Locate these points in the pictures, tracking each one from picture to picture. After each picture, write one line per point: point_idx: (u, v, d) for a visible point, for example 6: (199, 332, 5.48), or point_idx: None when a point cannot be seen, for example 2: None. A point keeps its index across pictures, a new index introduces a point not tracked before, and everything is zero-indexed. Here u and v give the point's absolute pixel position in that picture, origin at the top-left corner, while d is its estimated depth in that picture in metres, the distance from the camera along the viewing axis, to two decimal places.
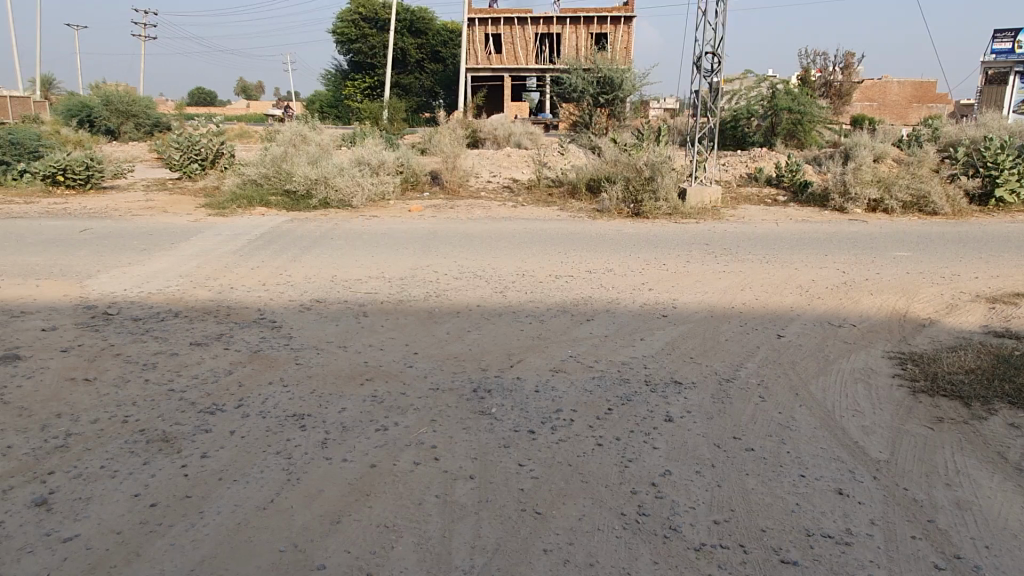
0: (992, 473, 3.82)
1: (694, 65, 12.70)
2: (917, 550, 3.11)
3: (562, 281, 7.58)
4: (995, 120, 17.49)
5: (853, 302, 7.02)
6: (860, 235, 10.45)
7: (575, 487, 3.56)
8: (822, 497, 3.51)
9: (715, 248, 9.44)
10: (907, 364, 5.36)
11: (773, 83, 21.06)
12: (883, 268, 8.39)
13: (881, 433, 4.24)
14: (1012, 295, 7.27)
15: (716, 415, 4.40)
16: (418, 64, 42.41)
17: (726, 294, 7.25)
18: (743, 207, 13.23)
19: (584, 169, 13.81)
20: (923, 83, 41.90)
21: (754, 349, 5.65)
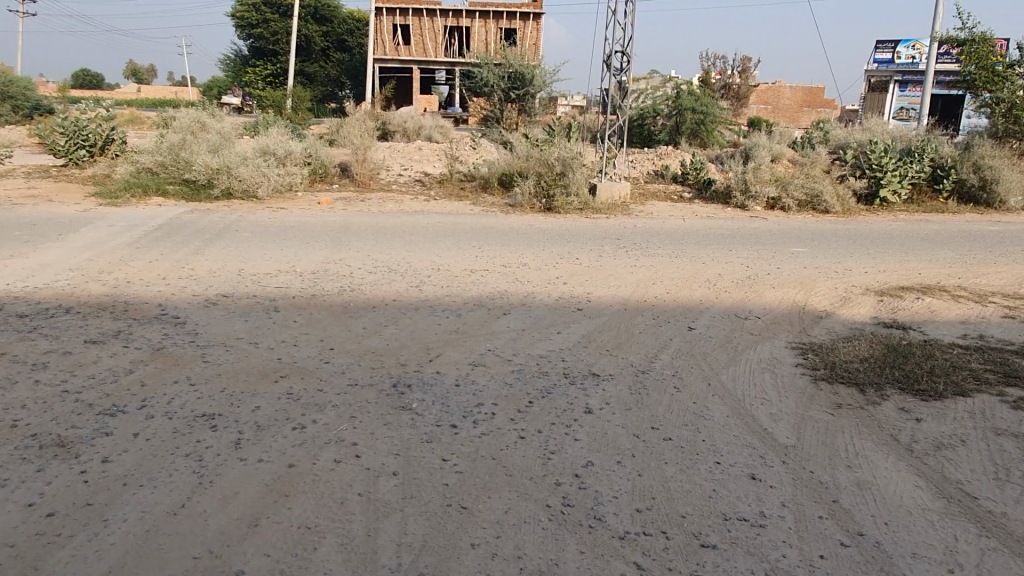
0: (888, 454, 4.07)
1: (604, 63, 12.95)
2: (825, 529, 3.28)
3: (478, 275, 7.56)
4: (878, 125, 18.71)
5: (756, 296, 7.35)
6: (760, 232, 10.95)
7: (500, 480, 3.55)
8: (736, 482, 3.64)
9: (626, 243, 9.66)
10: (808, 354, 5.65)
11: (678, 83, 21.76)
12: (782, 263, 8.81)
13: (787, 420, 4.46)
14: (897, 289, 7.79)
15: (634, 406, 4.50)
16: (323, 52, 41.39)
17: (638, 288, 7.41)
18: (650, 203, 13.61)
19: (497, 164, 13.86)
20: (813, 88, 44.21)
21: (667, 341, 5.81)
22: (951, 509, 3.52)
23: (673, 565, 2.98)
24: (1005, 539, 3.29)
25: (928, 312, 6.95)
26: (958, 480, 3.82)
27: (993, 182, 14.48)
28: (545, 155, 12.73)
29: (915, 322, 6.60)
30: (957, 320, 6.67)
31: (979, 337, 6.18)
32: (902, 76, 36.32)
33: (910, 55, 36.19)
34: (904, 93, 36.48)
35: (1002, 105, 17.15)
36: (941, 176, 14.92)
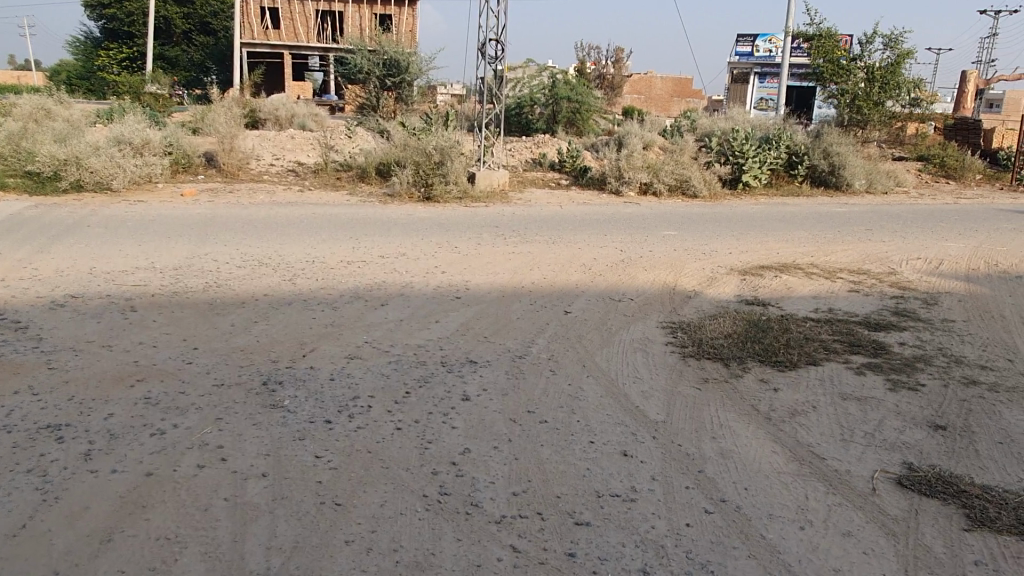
0: (748, 424, 4.33)
1: (479, 51, 12.95)
2: (691, 498, 3.44)
3: (355, 266, 7.39)
4: (740, 114, 19.77)
5: (630, 278, 7.61)
6: (634, 217, 11.33)
7: (376, 473, 3.48)
8: (609, 460, 3.75)
9: (505, 230, 9.74)
10: (677, 332, 5.92)
11: (553, 73, 22.12)
12: (654, 246, 9.16)
13: (657, 396, 4.65)
14: (758, 268, 8.29)
15: (511, 390, 4.55)
16: (185, 35, 39.13)
17: (516, 275, 7.48)
18: (529, 190, 13.79)
19: (374, 153, 13.58)
20: (681, 79, 46.17)
21: (544, 326, 5.92)
22: (803, 471, 3.78)
23: (548, 544, 3.03)
24: (849, 494, 3.58)
25: (785, 288, 7.43)
26: (810, 443, 4.12)
27: (840, 168, 15.70)
28: (422, 144, 12.59)
29: (774, 298, 7.04)
30: (810, 295, 7.18)
31: (829, 310, 6.68)
32: (761, 68, 38.57)
33: (767, 48, 38.49)
34: (763, 85, 38.80)
35: (846, 96, 18.57)
36: (796, 162, 15.99)
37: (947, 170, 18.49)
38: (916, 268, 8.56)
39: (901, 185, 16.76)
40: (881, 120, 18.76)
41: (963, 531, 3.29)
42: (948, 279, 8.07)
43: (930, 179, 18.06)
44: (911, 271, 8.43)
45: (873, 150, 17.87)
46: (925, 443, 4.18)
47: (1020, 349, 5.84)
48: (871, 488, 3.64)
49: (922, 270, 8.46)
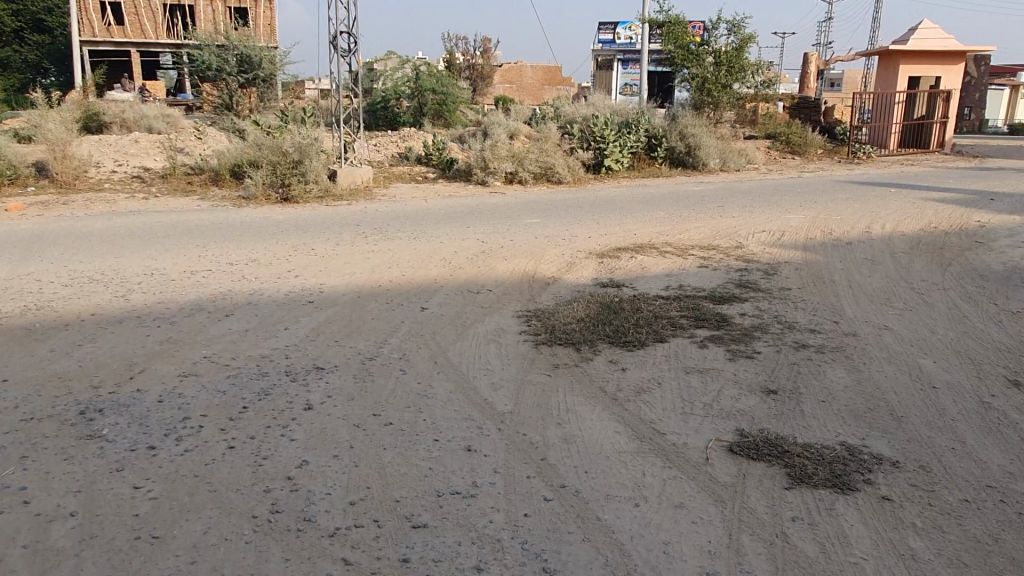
0: (594, 406, 4.41)
1: (330, 44, 12.58)
2: (531, 487, 3.46)
3: (200, 276, 7.00)
4: (600, 99, 20.27)
5: (489, 269, 7.61)
6: (499, 207, 11.37)
7: (201, 499, 3.27)
8: (453, 457, 3.72)
9: (367, 228, 9.53)
10: (532, 320, 5.96)
11: (416, 65, 21.88)
12: (516, 235, 9.23)
13: (507, 387, 4.65)
14: (615, 250, 8.51)
15: (357, 395, 4.42)
16: (16, 34, 36.05)
17: (374, 274, 7.31)
18: (394, 185, 13.59)
19: (227, 153, 12.94)
20: (550, 68, 46.88)
21: (398, 325, 5.80)
22: (643, 448, 3.88)
23: (382, 552, 2.95)
24: (684, 466, 3.71)
25: (639, 269, 7.65)
26: (652, 420, 4.24)
27: (695, 149, 16.42)
28: (277, 142, 12.10)
29: (628, 279, 7.23)
30: (662, 274, 7.43)
31: (678, 287, 6.94)
32: (623, 54, 39.76)
33: (628, 36, 39.66)
34: (627, 71, 40.06)
35: (698, 79, 19.49)
36: (655, 144, 16.58)
37: (792, 145, 19.75)
38: (760, 241, 9.05)
39: (752, 162, 17.75)
40: (730, 102, 19.78)
41: (785, 490, 3.48)
42: (787, 249, 8.59)
43: (778, 155, 19.23)
44: (755, 243, 8.91)
45: (726, 130, 18.81)
46: (756, 408, 4.40)
47: (846, 311, 6.28)
48: (704, 457, 3.79)
49: (765, 243, 8.96)
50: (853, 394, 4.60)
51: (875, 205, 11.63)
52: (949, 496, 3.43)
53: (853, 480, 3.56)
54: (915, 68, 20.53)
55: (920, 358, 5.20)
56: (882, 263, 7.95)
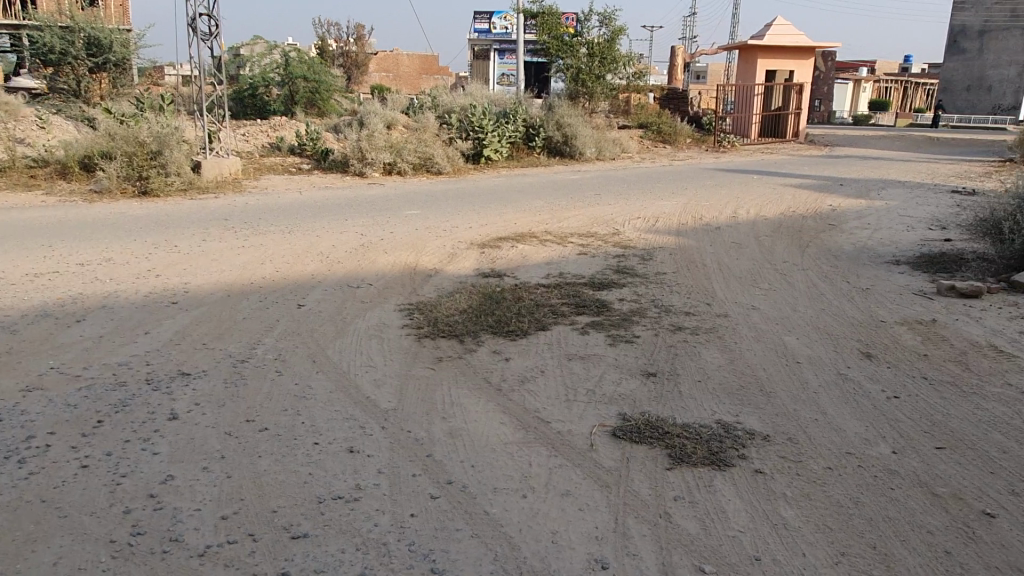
0: (479, 398, 4.36)
1: (190, 26, 11.80)
2: (417, 486, 3.37)
3: (45, 279, 6.37)
4: (478, 89, 20.23)
5: (368, 263, 7.39)
6: (378, 198, 11.11)
7: (49, 527, 2.95)
8: (334, 460, 3.56)
9: (236, 223, 9.03)
10: (414, 313, 5.84)
11: (286, 51, 20.96)
12: (396, 227, 9.03)
13: (389, 383, 4.52)
14: (496, 240, 8.50)
15: (228, 400, 4.15)
16: None
17: (245, 271, 6.93)
18: (265, 177, 12.99)
19: (76, 144, 11.89)
20: (426, 56, 46.35)
21: (273, 323, 5.52)
22: (529, 438, 3.87)
23: (259, 568, 2.77)
24: (569, 453, 3.73)
25: (520, 258, 7.68)
26: (536, 409, 4.24)
27: (572, 138, 16.72)
28: (133, 132, 11.25)
29: (509, 268, 7.24)
30: (543, 262, 7.49)
31: (560, 275, 7.00)
32: (499, 44, 39.81)
33: (503, 26, 39.78)
34: (503, 61, 40.20)
35: (572, 71, 19.91)
36: (533, 134, 16.74)
37: (663, 135, 20.48)
38: (636, 228, 9.32)
39: (626, 151, 18.29)
40: (604, 92, 20.33)
41: (667, 470, 3.57)
42: (661, 235, 8.89)
43: (650, 144, 19.90)
44: (631, 230, 9.16)
45: (600, 120, 19.28)
46: (637, 391, 4.50)
47: (717, 293, 6.57)
48: (589, 443, 3.83)
49: (640, 229, 9.23)
50: (726, 373, 4.80)
51: (739, 192, 12.26)
52: (815, 465, 3.63)
53: (729, 456, 3.70)
54: (771, 62, 21.84)
55: (784, 335, 5.51)
56: (747, 247, 8.39)
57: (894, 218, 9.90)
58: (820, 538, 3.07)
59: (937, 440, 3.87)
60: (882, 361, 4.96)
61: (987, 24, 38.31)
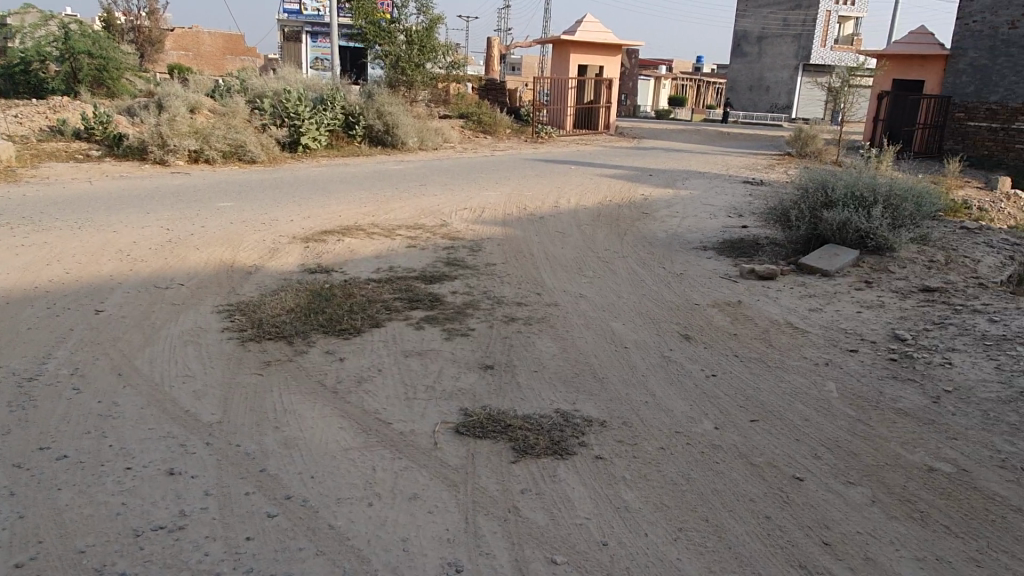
0: (314, 403, 4.12)
1: None
2: (251, 505, 3.11)
3: None
4: (291, 72, 19.23)
5: (179, 260, 6.77)
6: (184, 189, 10.22)
7: None
8: (152, 485, 3.20)
9: (11, 218, 7.89)
10: (235, 315, 5.41)
11: (65, 22, 18.64)
12: (207, 221, 8.34)
13: (211, 393, 4.15)
14: (321, 233, 8.13)
15: (15, 427, 3.59)
16: None
17: (27, 273, 6.08)
18: (46, 165, 11.50)
19: None
20: (230, 36, 43.40)
21: (66, 333, 4.87)
22: (370, 441, 3.72)
23: None
24: (414, 454, 3.62)
25: (347, 252, 7.39)
26: (376, 410, 4.08)
27: (394, 127, 16.40)
28: None
29: (336, 263, 6.94)
30: (372, 256, 7.26)
31: (390, 269, 6.82)
32: (311, 27, 38.02)
33: (315, 7, 38.06)
34: (316, 44, 38.56)
35: (390, 57, 19.58)
36: (352, 122, 16.22)
37: (484, 125, 20.65)
38: (463, 218, 9.32)
39: (448, 141, 18.26)
40: (424, 81, 20.17)
41: (512, 464, 3.58)
42: (488, 226, 8.95)
43: (471, 134, 20.02)
44: (459, 221, 9.15)
45: (421, 109, 19.09)
46: (477, 385, 4.49)
47: (546, 282, 6.73)
48: (433, 442, 3.74)
49: (468, 220, 9.25)
50: (561, 362, 4.92)
51: (559, 182, 12.68)
52: (648, 446, 3.82)
53: (570, 444, 3.79)
54: (583, 56, 22.81)
55: (611, 322, 5.75)
56: (571, 236, 8.68)
57: (698, 207, 10.72)
58: (659, 517, 3.22)
59: (751, 413, 4.22)
60: (699, 342, 5.33)
61: (764, 31, 42.68)
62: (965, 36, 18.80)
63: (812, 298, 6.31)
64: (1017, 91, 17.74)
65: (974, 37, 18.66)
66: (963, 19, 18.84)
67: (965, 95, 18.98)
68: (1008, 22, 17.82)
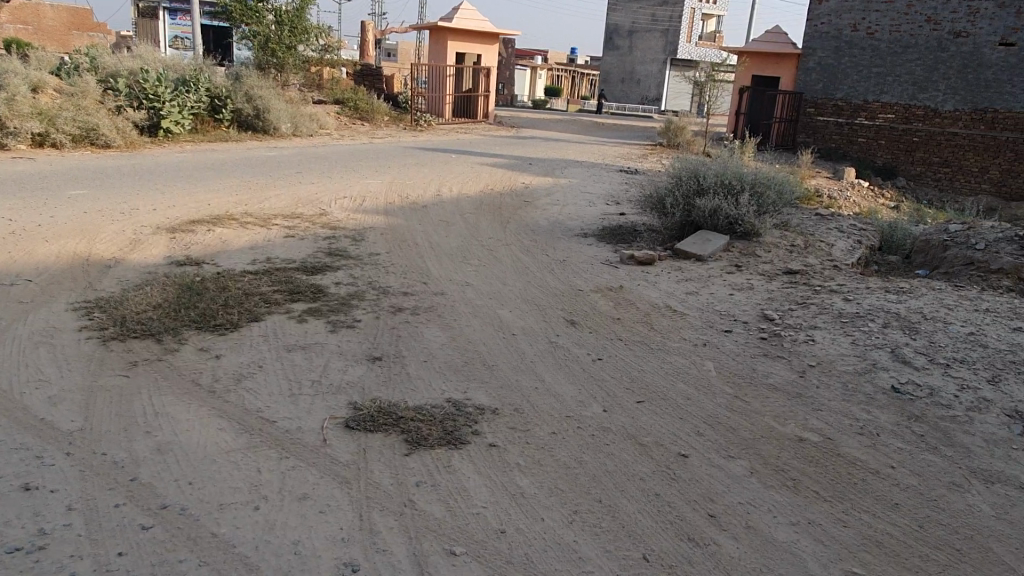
0: (189, 404, 3.87)
1: None
2: (123, 517, 2.87)
3: None
4: (148, 50, 17.93)
5: (24, 254, 6.15)
6: (26, 175, 9.30)
7: None
8: (4, 503, 2.88)
9: None
10: (94, 313, 4.98)
11: None
12: (57, 210, 7.63)
13: (70, 399, 3.80)
14: (188, 223, 7.64)
15: None
16: None
17: None
18: None
19: None
20: (76, 10, 39.71)
21: None
22: (254, 442, 3.53)
23: None
24: (301, 452, 3.47)
25: (219, 243, 6.98)
26: (258, 408, 3.88)
27: (265, 112, 15.65)
28: None
29: (208, 255, 6.54)
30: (246, 247, 6.90)
31: (267, 260, 6.50)
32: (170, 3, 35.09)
33: None
34: (174, 22, 35.74)
35: (259, 38, 18.67)
36: (219, 106, 15.35)
37: (360, 112, 20.07)
38: (342, 208, 9.04)
39: (324, 126, 17.66)
40: (295, 64, 19.39)
41: (405, 457, 3.50)
42: (370, 215, 8.74)
43: (348, 121, 19.44)
44: (338, 210, 8.86)
45: (293, 93, 18.35)
46: (365, 378, 4.36)
47: (431, 271, 6.64)
48: (321, 439, 3.59)
49: (348, 209, 8.98)
50: (450, 351, 4.88)
51: (440, 170, 12.57)
52: (540, 432, 3.85)
53: (463, 434, 3.76)
54: (460, 44, 22.70)
55: (499, 310, 5.76)
56: (454, 224, 8.62)
57: (577, 195, 10.95)
58: (554, 501, 3.26)
59: (637, 395, 4.35)
60: (584, 327, 5.44)
61: (634, 25, 44.14)
62: (814, 36, 20.23)
63: (688, 282, 6.59)
64: (859, 89, 19.45)
65: (822, 38, 20.14)
66: (812, 20, 20.26)
67: (814, 91, 20.42)
68: (850, 25, 19.44)
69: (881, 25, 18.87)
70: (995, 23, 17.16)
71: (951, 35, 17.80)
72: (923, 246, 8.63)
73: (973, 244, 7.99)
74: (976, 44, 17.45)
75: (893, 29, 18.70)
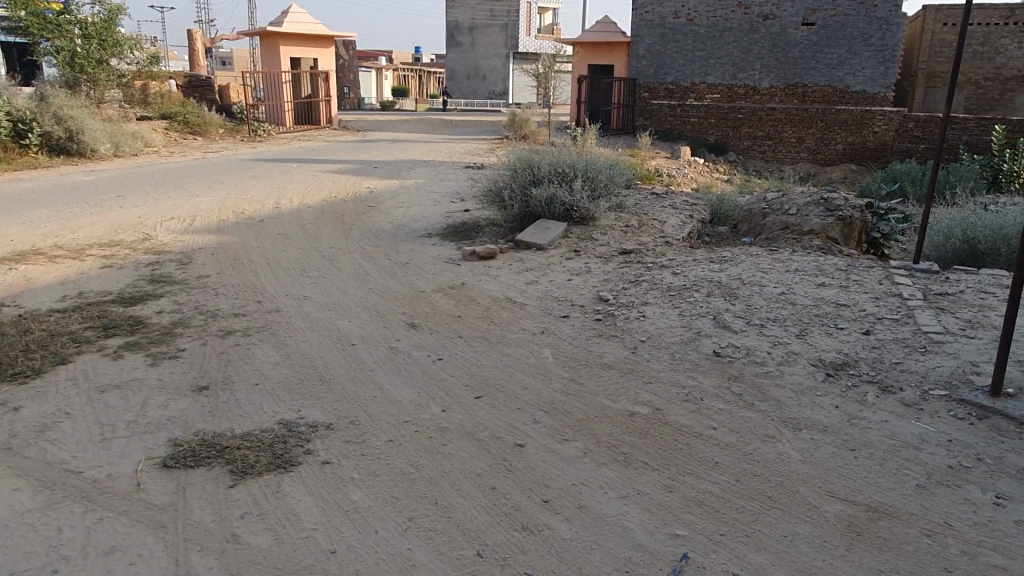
0: None
1: None
2: None
3: None
4: None
5: None
6: None
7: None
8: None
9: None
10: None
11: None
12: None
13: None
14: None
15: None
16: None
17: None
18: None
19: None
20: None
21: None
22: (54, 497, 3.23)
23: None
24: (111, 501, 3.21)
25: (22, 282, 6.34)
26: (64, 459, 3.55)
27: (78, 133, 14.41)
28: None
29: (8, 297, 5.93)
30: (55, 283, 6.33)
31: (79, 295, 5.99)
32: None
33: None
34: None
35: (63, 54, 17.12)
36: (23, 130, 14.01)
37: (191, 126, 18.99)
38: (168, 230, 8.48)
39: (150, 145, 16.50)
40: (109, 80, 18.07)
41: (230, 489, 3.32)
42: (200, 235, 8.24)
43: (178, 137, 18.28)
44: (164, 233, 8.29)
45: (111, 112, 17.05)
46: (188, 410, 4.09)
47: (266, 289, 6.36)
48: (135, 483, 3.34)
49: (175, 231, 8.42)
50: (283, 370, 4.68)
51: (279, 181, 12.09)
52: (376, 441, 3.78)
53: (295, 454, 3.62)
54: (292, 48, 21.93)
55: (337, 321, 5.61)
56: (292, 237, 8.30)
57: (421, 196, 10.86)
58: (388, 511, 3.20)
59: (475, 391, 4.36)
60: (425, 329, 5.40)
61: (473, 21, 44.03)
62: (641, 25, 20.84)
63: (528, 272, 6.70)
64: (686, 73, 20.62)
65: (648, 26, 20.79)
66: (636, 9, 20.79)
67: (647, 77, 21.11)
68: (672, 13, 20.37)
69: (699, 11, 20.12)
70: (796, 6, 19.28)
71: (760, 18, 19.66)
72: (748, 216, 9.21)
73: (787, 210, 8.63)
74: (781, 25, 19.51)
75: (711, 15, 20.06)
